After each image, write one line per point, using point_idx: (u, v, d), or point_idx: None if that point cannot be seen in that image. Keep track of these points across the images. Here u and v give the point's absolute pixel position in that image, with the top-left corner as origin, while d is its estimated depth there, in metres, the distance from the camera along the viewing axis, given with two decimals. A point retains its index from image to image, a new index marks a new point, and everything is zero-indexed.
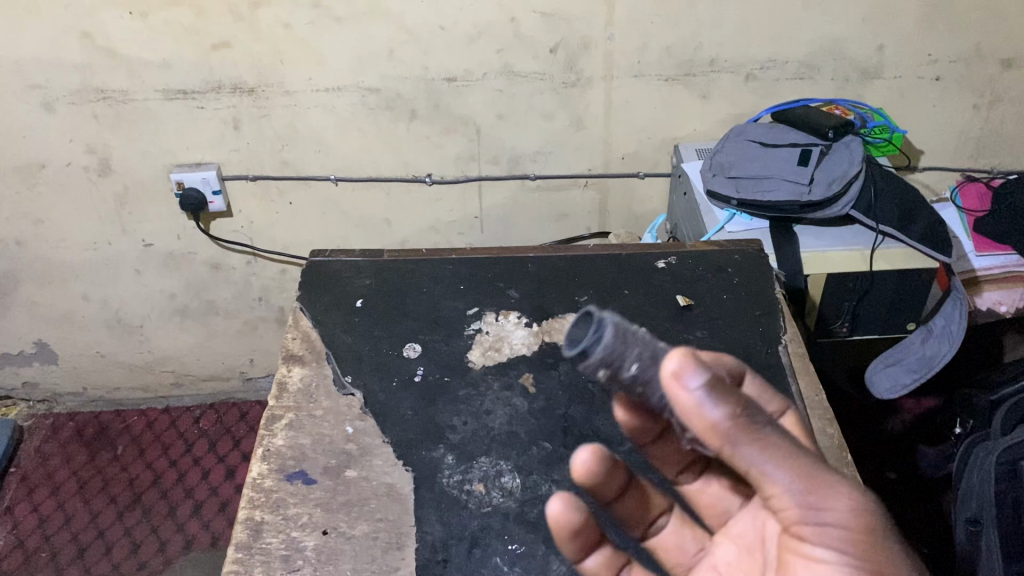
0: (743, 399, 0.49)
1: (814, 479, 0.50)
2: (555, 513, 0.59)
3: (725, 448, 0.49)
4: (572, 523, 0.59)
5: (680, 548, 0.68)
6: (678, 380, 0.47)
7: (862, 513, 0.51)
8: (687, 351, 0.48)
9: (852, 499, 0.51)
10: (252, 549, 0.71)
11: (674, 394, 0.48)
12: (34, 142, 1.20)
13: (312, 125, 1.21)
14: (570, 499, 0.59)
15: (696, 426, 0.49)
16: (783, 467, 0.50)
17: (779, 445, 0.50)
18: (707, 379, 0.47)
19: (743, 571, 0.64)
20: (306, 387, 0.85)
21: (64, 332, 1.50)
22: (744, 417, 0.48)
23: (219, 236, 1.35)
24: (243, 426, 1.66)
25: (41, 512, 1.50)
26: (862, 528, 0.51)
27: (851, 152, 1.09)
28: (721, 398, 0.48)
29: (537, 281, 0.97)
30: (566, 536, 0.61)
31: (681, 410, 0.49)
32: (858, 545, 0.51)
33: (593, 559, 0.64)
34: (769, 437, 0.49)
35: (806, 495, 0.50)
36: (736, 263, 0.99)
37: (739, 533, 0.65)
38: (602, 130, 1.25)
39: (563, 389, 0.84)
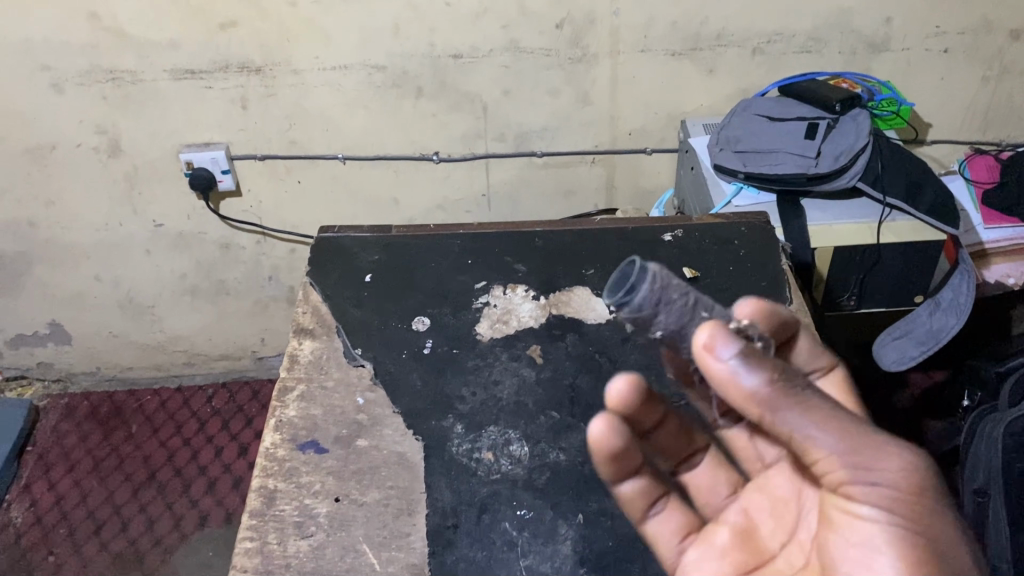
0: (783, 366, 0.52)
1: (859, 440, 0.53)
2: (596, 435, 0.62)
3: (766, 413, 0.52)
4: (611, 447, 0.62)
5: (711, 490, 0.70)
6: (711, 352, 0.51)
7: (908, 473, 0.54)
8: (716, 323, 0.52)
9: (895, 458, 0.53)
10: (266, 516, 0.72)
11: (706, 364, 0.51)
12: (45, 123, 1.21)
13: (319, 104, 1.22)
14: (612, 422, 0.61)
15: (735, 395, 0.52)
16: (829, 431, 0.52)
17: (820, 408, 0.52)
18: (739, 349, 0.50)
19: (774, 519, 0.66)
20: (317, 359, 0.86)
21: (77, 312, 1.52)
22: (785, 383, 0.51)
23: (228, 215, 1.36)
24: (255, 404, 1.68)
25: (58, 490, 1.52)
26: (907, 487, 0.54)
27: (858, 125, 1.09)
28: (755, 366, 0.50)
29: (544, 255, 0.98)
30: (606, 459, 0.63)
31: (718, 382, 0.52)
32: (903, 503, 0.54)
33: (630, 485, 0.67)
34: (811, 401, 0.52)
35: (849, 455, 0.53)
36: (743, 237, 0.99)
37: (774, 480, 0.67)
38: (608, 106, 1.25)
39: (570, 359, 0.85)
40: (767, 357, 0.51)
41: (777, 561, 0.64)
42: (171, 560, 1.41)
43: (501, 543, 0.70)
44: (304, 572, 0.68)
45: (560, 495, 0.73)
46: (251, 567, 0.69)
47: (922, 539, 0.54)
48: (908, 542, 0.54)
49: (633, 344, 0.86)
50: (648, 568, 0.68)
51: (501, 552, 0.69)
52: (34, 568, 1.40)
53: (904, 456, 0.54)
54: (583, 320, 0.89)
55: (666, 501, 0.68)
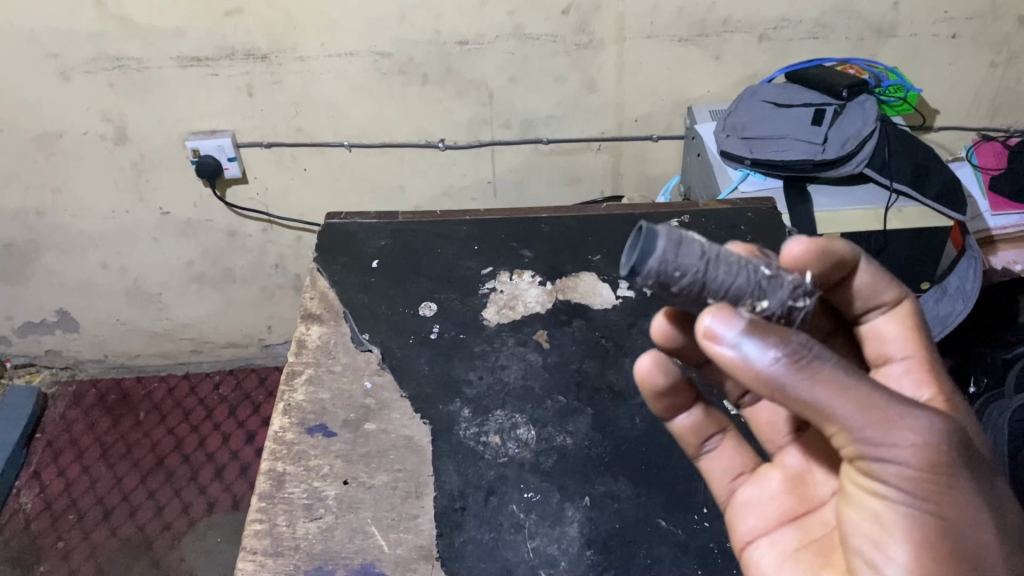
0: (793, 343, 0.49)
1: (878, 415, 0.50)
2: (644, 369, 0.64)
3: (774, 391, 0.50)
4: (657, 384, 0.64)
5: (773, 426, 0.70)
6: (713, 336, 0.50)
7: (931, 452, 0.50)
8: (718, 307, 0.50)
9: (916, 435, 0.50)
10: (275, 498, 0.73)
11: (709, 347, 0.50)
12: (52, 111, 1.22)
13: (325, 91, 1.22)
14: (657, 358, 0.64)
15: (741, 375, 0.50)
16: (847, 405, 0.50)
17: (833, 382, 0.49)
18: (742, 328, 0.49)
19: (833, 457, 0.65)
20: (325, 344, 0.86)
21: (85, 300, 1.53)
22: (794, 360, 0.49)
23: (235, 202, 1.37)
24: (262, 391, 1.68)
25: (67, 476, 1.53)
26: (929, 466, 0.51)
27: (865, 112, 1.09)
28: (761, 346, 0.49)
29: (550, 241, 0.98)
30: (654, 393, 0.65)
31: (725, 363, 0.51)
32: (923, 483, 0.51)
33: (684, 419, 0.68)
34: (826, 377, 0.49)
35: (865, 431, 0.50)
36: (749, 221, 0.99)
37: None
38: (614, 93, 1.25)
39: (577, 344, 0.85)
40: (773, 335, 0.49)
41: (824, 510, 0.64)
42: (179, 546, 1.42)
43: (508, 525, 0.70)
44: (313, 554, 0.69)
45: (567, 478, 0.74)
46: (260, 549, 0.69)
47: (937, 520, 0.52)
48: (922, 522, 0.52)
49: (639, 329, 0.86)
50: (655, 549, 0.69)
51: (508, 534, 0.70)
52: (44, 554, 1.41)
53: (927, 433, 0.50)
54: (589, 305, 0.89)
55: (721, 436, 0.69)
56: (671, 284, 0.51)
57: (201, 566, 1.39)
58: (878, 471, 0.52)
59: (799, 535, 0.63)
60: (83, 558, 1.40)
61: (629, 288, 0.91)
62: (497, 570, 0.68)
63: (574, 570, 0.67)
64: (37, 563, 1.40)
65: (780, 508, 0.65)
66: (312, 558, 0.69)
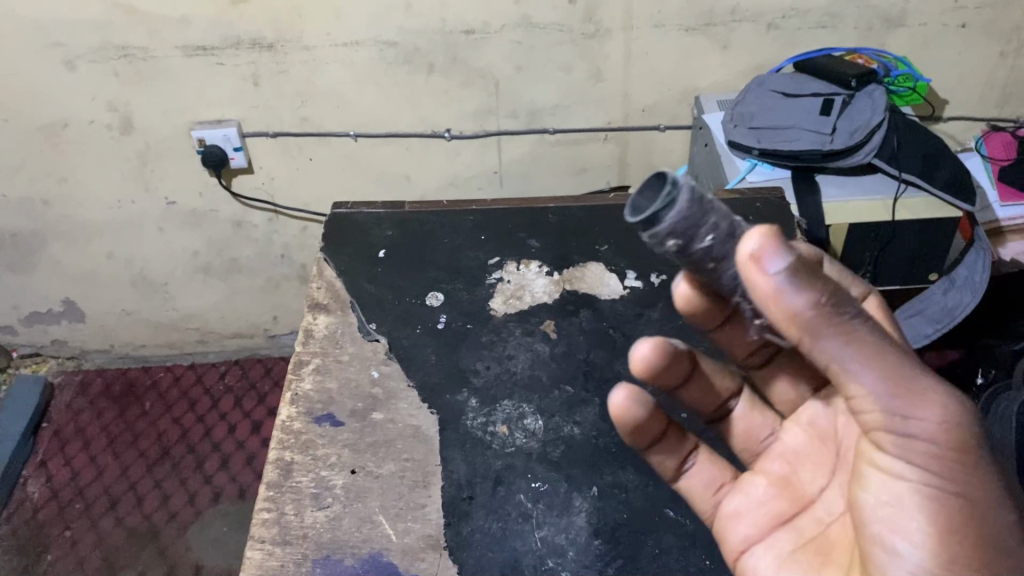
0: (833, 289, 0.48)
1: (902, 383, 0.50)
2: (618, 405, 0.63)
3: (807, 337, 0.50)
4: (633, 416, 0.63)
5: (750, 434, 0.70)
6: (757, 263, 0.47)
7: (953, 427, 0.50)
8: (771, 229, 0.48)
9: (943, 408, 0.50)
10: (283, 487, 0.73)
11: (750, 276, 0.48)
12: (57, 100, 1.22)
13: (331, 80, 1.22)
14: (633, 391, 0.63)
15: (777, 315, 0.49)
16: (870, 367, 0.50)
17: (868, 342, 0.49)
18: (788, 265, 0.47)
19: (816, 458, 0.64)
20: (332, 334, 0.86)
21: (91, 290, 1.53)
22: (829, 308, 0.48)
23: (240, 192, 1.36)
24: (268, 381, 1.68)
25: (73, 466, 1.53)
26: (950, 441, 0.50)
27: (874, 101, 1.08)
28: (802, 286, 0.47)
29: (558, 231, 0.98)
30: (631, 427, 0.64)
31: (760, 296, 0.49)
32: (944, 457, 0.51)
33: (661, 446, 0.67)
34: (856, 331, 0.49)
35: (891, 398, 0.50)
36: (756, 211, 1.00)
37: (811, 418, 0.65)
38: (622, 82, 1.24)
39: (584, 334, 0.85)
40: (821, 276, 0.48)
41: (817, 507, 0.62)
42: (186, 535, 1.42)
43: (516, 515, 0.70)
44: (321, 543, 0.69)
45: (575, 468, 0.74)
46: (268, 538, 0.69)
47: (955, 497, 0.52)
48: (939, 496, 0.52)
49: (647, 320, 0.86)
50: (663, 540, 0.68)
51: (516, 524, 0.70)
52: (51, 543, 1.42)
53: (955, 408, 0.50)
54: (597, 296, 0.89)
55: (697, 452, 0.68)
56: (690, 244, 0.50)
57: (208, 555, 1.40)
58: (899, 443, 0.52)
59: (794, 537, 0.62)
60: (90, 547, 1.41)
61: (637, 279, 0.90)
62: (505, 560, 0.68)
63: (582, 559, 0.67)
64: (44, 552, 1.40)
65: (771, 512, 0.63)
66: (320, 547, 0.69)
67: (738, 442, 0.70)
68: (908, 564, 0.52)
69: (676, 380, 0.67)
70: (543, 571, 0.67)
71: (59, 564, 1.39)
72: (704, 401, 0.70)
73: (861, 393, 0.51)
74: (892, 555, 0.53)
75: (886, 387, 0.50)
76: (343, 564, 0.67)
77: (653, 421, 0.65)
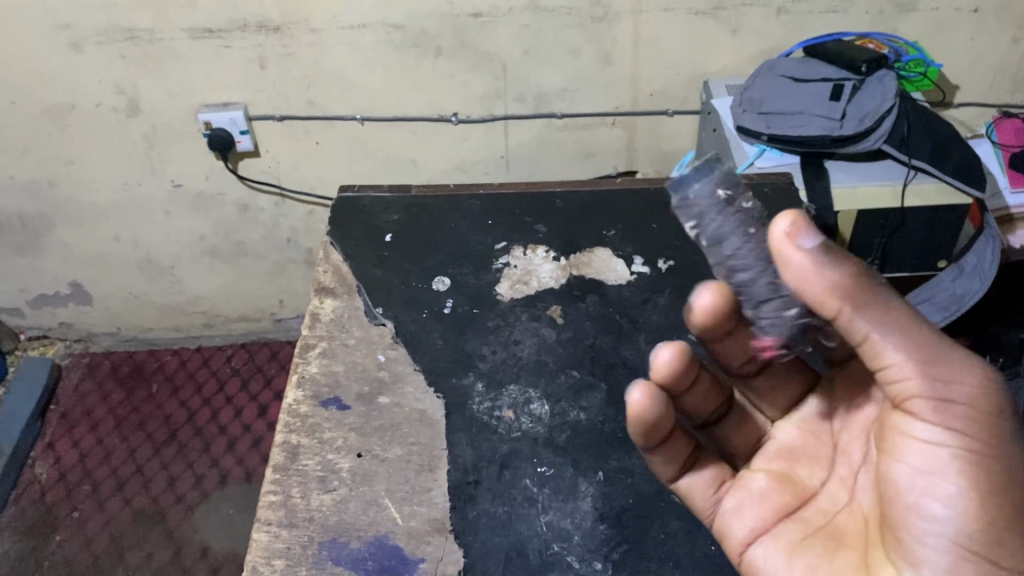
0: (860, 267, 0.52)
1: (933, 351, 0.52)
2: (636, 404, 0.62)
3: (840, 312, 0.53)
4: (647, 416, 0.62)
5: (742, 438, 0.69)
6: (792, 241, 0.52)
7: (988, 391, 0.52)
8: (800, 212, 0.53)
9: (976, 372, 0.52)
10: (290, 470, 0.73)
11: (786, 253, 0.52)
12: (63, 83, 1.21)
13: (337, 64, 1.21)
14: (652, 391, 0.62)
15: (812, 290, 0.52)
16: (900, 336, 0.53)
17: (897, 313, 0.53)
18: (820, 243, 0.52)
19: (812, 454, 0.66)
20: (339, 318, 0.86)
21: (98, 272, 1.53)
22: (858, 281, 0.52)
23: (247, 176, 1.36)
24: (275, 365, 1.68)
25: (81, 448, 1.54)
26: (985, 404, 0.52)
27: (884, 87, 1.07)
28: (834, 260, 0.52)
29: (565, 214, 0.97)
30: (645, 428, 0.63)
31: (794, 276, 0.53)
32: (979, 421, 0.52)
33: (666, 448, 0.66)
34: (886, 303, 0.52)
35: (926, 364, 0.52)
36: (765, 197, 0.98)
37: (806, 415, 0.68)
38: (630, 66, 1.24)
39: (591, 320, 0.85)
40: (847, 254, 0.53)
41: (820, 498, 0.64)
42: (192, 518, 1.43)
43: (521, 499, 0.70)
44: (327, 525, 0.69)
45: (581, 453, 0.74)
46: (275, 520, 0.70)
47: (992, 463, 0.52)
48: (977, 463, 0.53)
49: (654, 305, 0.86)
50: (669, 525, 0.69)
51: (522, 508, 0.70)
52: (59, 523, 1.43)
53: (988, 373, 0.52)
54: (604, 281, 0.89)
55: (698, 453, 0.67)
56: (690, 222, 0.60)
57: (215, 537, 1.40)
58: (935, 409, 0.53)
59: (801, 526, 0.62)
60: (98, 528, 1.42)
61: (644, 264, 0.90)
62: (510, 543, 0.68)
63: (587, 544, 0.68)
64: (52, 532, 1.41)
65: (773, 505, 0.64)
66: (326, 530, 0.69)
67: (730, 445, 0.70)
68: (943, 527, 0.53)
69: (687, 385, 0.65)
70: (549, 555, 0.67)
71: (67, 544, 1.40)
72: (705, 405, 0.68)
73: (896, 363, 0.53)
74: (929, 520, 0.53)
75: (920, 354, 0.52)
76: (349, 547, 0.68)
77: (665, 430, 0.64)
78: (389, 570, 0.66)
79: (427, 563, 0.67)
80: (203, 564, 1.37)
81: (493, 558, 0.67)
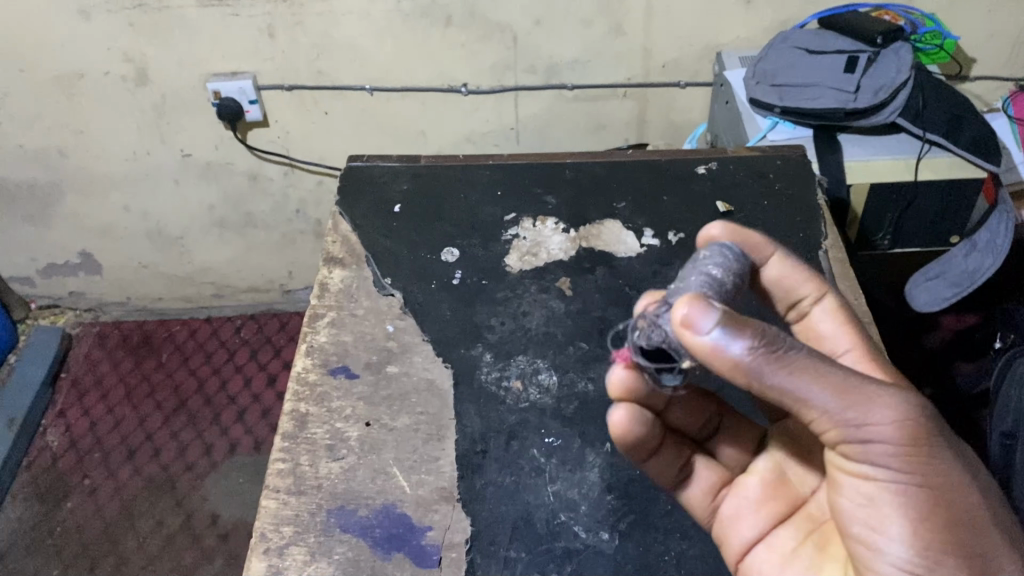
0: (761, 332, 0.51)
1: (853, 396, 0.51)
2: (618, 423, 0.64)
3: (754, 380, 0.52)
4: (633, 433, 0.64)
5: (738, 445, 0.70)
6: (691, 326, 0.52)
7: (908, 424, 0.51)
8: (696, 297, 0.53)
9: (894, 408, 0.51)
10: (298, 438, 0.73)
11: (687, 338, 0.52)
12: (72, 51, 1.21)
13: (347, 34, 1.20)
14: (633, 408, 0.63)
15: (719, 367, 0.52)
16: (817, 389, 0.51)
17: (805, 366, 0.51)
18: (718, 320, 0.51)
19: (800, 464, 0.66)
20: (347, 288, 0.86)
21: (107, 242, 1.53)
22: (765, 349, 0.51)
23: (255, 146, 1.36)
24: (284, 336, 1.69)
25: (91, 416, 1.55)
26: (909, 439, 0.51)
27: (900, 59, 1.06)
28: (735, 336, 0.51)
29: (575, 186, 0.96)
30: (632, 444, 0.65)
31: (703, 355, 0.52)
32: (908, 456, 0.52)
33: (656, 464, 0.67)
34: (797, 360, 0.51)
35: (844, 411, 0.51)
36: (778, 169, 0.96)
37: (790, 426, 0.68)
38: (642, 37, 1.22)
39: (600, 292, 0.84)
40: (753, 323, 0.52)
41: (810, 504, 0.65)
42: (202, 486, 1.44)
43: (529, 469, 0.71)
44: (336, 493, 0.70)
45: (588, 424, 0.74)
46: (283, 487, 0.70)
47: (928, 490, 0.53)
48: (917, 494, 0.53)
49: (664, 278, 0.85)
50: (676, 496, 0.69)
51: (529, 478, 0.70)
52: (70, 490, 1.44)
53: (905, 406, 0.51)
54: (614, 254, 0.88)
55: (694, 461, 0.69)
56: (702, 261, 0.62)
57: (224, 505, 1.42)
58: (862, 450, 0.53)
59: (797, 533, 0.64)
60: (109, 496, 1.43)
61: (654, 237, 0.89)
62: (517, 513, 0.68)
63: (594, 514, 0.68)
64: (64, 499, 1.43)
65: (766, 512, 0.66)
66: (335, 497, 0.69)
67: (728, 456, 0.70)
68: (893, 558, 0.54)
69: (664, 402, 0.67)
70: (556, 525, 0.67)
71: (78, 511, 1.41)
72: (691, 420, 0.70)
73: (820, 413, 0.52)
74: (874, 551, 0.55)
75: (837, 402, 0.51)
76: (357, 515, 0.68)
77: (651, 441, 0.65)
78: (397, 538, 0.67)
79: (434, 531, 0.67)
80: (212, 531, 1.38)
81: (500, 527, 0.67)
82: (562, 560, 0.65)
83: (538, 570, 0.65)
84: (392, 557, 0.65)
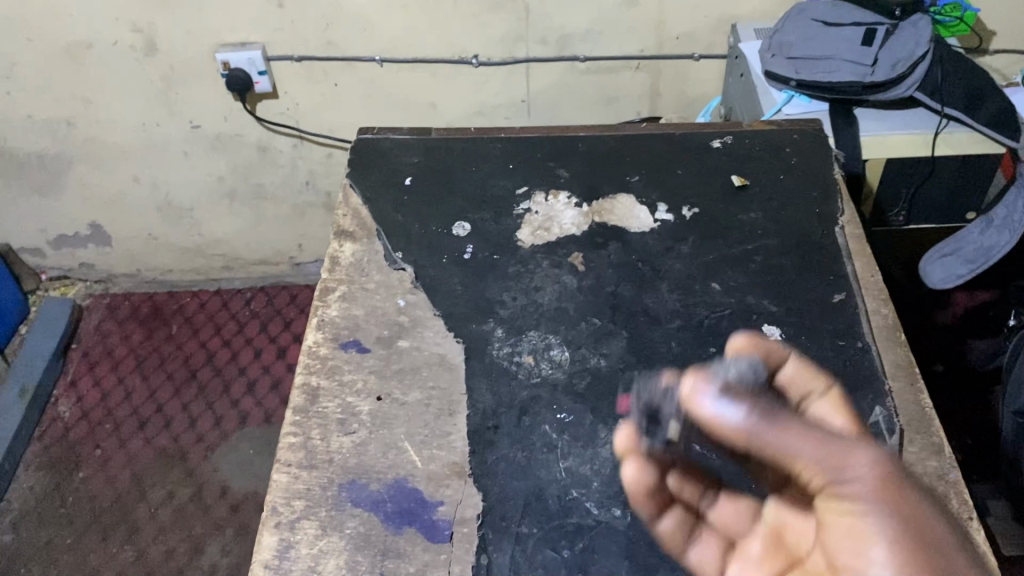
0: (762, 401, 0.49)
1: (830, 448, 0.47)
2: (632, 479, 0.59)
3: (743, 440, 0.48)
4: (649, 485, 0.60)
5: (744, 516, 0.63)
6: (696, 394, 0.50)
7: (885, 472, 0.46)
8: (703, 371, 0.52)
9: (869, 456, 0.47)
10: (309, 412, 0.73)
11: (694, 403, 0.50)
12: (80, 20, 1.20)
13: (357, 4, 1.19)
14: (644, 462, 0.59)
15: (716, 430, 0.50)
16: (799, 442, 0.47)
17: (790, 422, 0.48)
18: (721, 389, 0.50)
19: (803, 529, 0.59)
20: (358, 262, 0.86)
21: (117, 213, 1.53)
22: (762, 406, 0.48)
23: (265, 117, 1.35)
24: (294, 309, 1.69)
25: (102, 387, 1.56)
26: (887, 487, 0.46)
27: (919, 32, 1.04)
28: (737, 399, 0.49)
29: (588, 160, 0.95)
30: (643, 496, 0.61)
31: (704, 420, 0.50)
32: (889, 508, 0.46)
33: (668, 520, 0.63)
34: (780, 415, 0.48)
35: (820, 460, 0.47)
36: (795, 143, 0.95)
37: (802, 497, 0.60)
38: (656, 8, 1.20)
39: (613, 268, 0.84)
40: (753, 392, 0.50)
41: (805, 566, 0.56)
42: (212, 458, 1.45)
43: (541, 445, 0.70)
44: (347, 467, 0.70)
45: (600, 401, 0.73)
46: (294, 461, 0.70)
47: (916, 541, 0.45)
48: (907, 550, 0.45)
49: (677, 254, 0.84)
50: None
51: (541, 454, 0.70)
52: (82, 460, 1.45)
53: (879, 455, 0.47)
54: (627, 229, 0.87)
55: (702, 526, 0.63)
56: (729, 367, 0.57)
57: (234, 476, 1.43)
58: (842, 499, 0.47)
59: None
60: (120, 466, 1.44)
61: (668, 212, 0.88)
62: (529, 489, 0.68)
63: (606, 491, 0.67)
64: (76, 469, 1.44)
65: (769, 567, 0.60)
66: (346, 472, 0.69)
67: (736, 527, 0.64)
68: None
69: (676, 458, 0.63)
70: (567, 501, 0.67)
71: (90, 482, 1.42)
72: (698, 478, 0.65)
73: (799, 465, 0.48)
74: None
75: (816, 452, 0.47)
76: (369, 489, 0.68)
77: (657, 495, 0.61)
78: (408, 513, 0.67)
79: (445, 506, 0.67)
80: (223, 503, 1.39)
81: (511, 503, 0.67)
82: (573, 537, 0.65)
83: (550, 546, 0.65)
84: (403, 532, 0.66)
